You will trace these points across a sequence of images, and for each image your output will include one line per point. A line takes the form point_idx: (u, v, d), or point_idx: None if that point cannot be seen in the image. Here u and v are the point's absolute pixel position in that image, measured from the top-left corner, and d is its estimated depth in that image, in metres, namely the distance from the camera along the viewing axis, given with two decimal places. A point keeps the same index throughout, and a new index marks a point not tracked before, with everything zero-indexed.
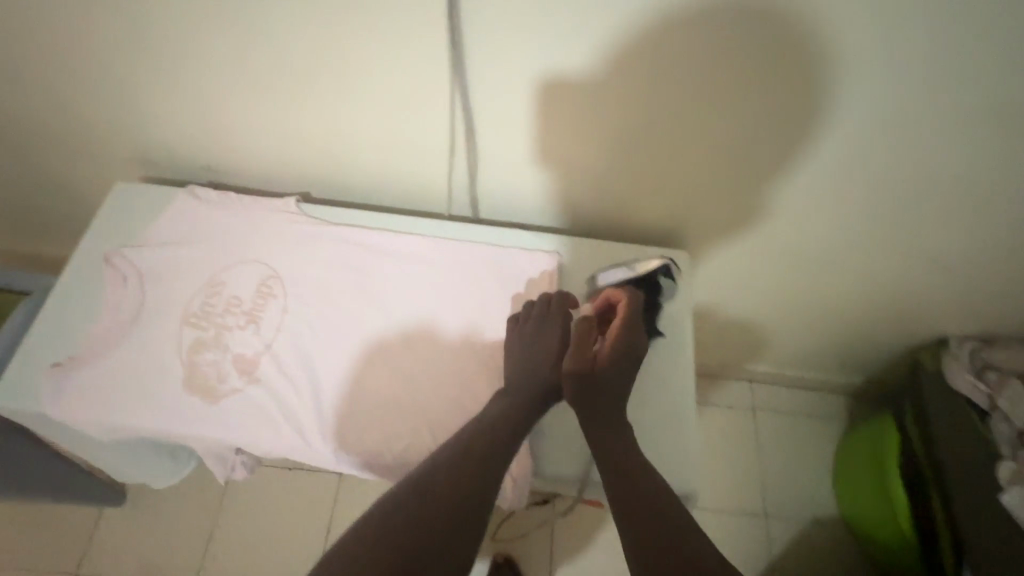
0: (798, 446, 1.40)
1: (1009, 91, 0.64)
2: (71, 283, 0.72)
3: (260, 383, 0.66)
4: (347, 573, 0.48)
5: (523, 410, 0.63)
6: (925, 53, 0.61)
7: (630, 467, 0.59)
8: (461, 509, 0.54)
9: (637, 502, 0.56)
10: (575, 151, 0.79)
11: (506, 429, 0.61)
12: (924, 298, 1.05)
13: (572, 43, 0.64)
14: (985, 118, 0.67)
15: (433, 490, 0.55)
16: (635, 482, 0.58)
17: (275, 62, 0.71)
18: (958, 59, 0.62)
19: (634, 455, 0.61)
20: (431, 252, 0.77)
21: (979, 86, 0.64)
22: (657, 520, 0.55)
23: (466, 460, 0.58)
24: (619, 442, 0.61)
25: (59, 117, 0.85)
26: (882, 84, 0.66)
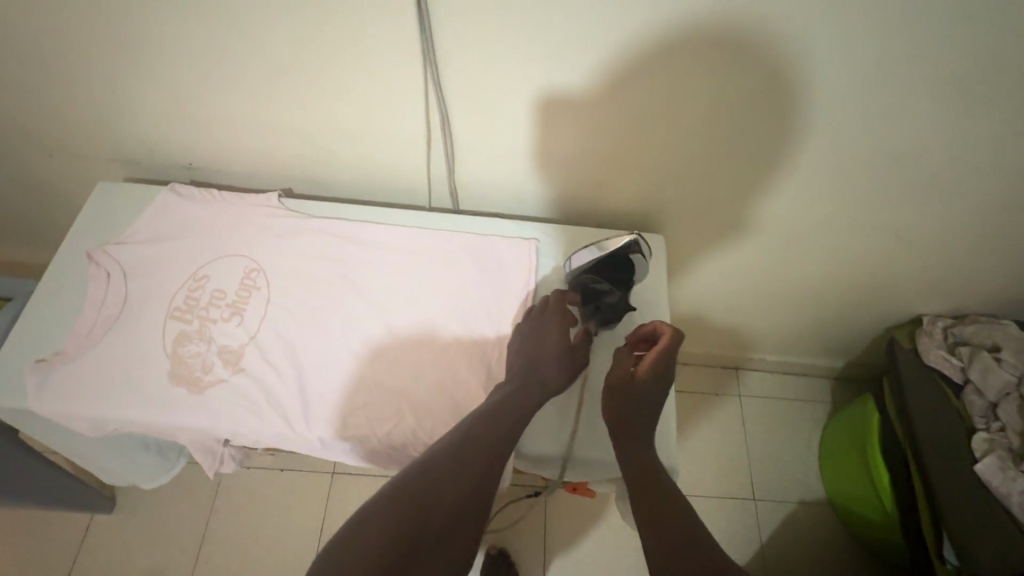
0: (784, 429, 1.43)
1: (964, 75, 0.66)
2: (54, 281, 0.73)
3: (244, 373, 0.67)
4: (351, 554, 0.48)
5: (520, 403, 0.62)
6: (882, 38, 0.63)
7: (640, 463, 0.61)
8: (457, 503, 0.54)
9: (648, 491, 0.58)
10: (551, 142, 0.81)
11: (497, 419, 0.61)
12: (897, 279, 1.08)
13: (541, 38, 0.66)
14: (943, 103, 0.70)
15: (434, 479, 0.55)
16: (642, 476, 0.60)
17: (252, 60, 0.72)
18: (913, 45, 0.64)
19: (646, 450, 0.63)
20: (412, 242, 0.78)
21: (935, 70, 0.66)
22: (665, 508, 0.56)
23: (461, 452, 0.57)
24: (633, 440, 0.63)
25: (38, 118, 0.85)
26: (843, 70, 0.68)
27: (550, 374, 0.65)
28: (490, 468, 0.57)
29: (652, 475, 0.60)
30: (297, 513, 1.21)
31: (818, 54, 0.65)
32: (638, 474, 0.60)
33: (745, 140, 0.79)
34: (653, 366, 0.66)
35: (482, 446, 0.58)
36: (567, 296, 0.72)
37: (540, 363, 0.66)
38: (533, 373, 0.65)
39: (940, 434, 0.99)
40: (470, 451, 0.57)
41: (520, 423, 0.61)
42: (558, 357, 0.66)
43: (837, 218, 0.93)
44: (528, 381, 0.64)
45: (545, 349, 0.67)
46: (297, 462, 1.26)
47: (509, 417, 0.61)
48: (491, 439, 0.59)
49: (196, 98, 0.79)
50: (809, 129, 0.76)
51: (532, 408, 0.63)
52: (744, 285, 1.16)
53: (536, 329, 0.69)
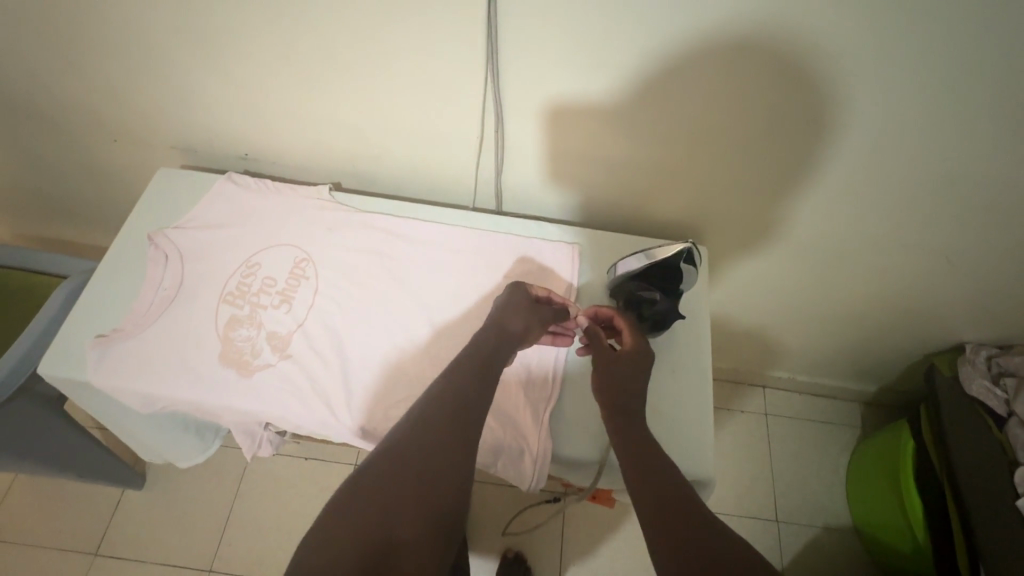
0: (811, 452, 1.40)
1: None
2: (117, 261, 0.76)
3: (291, 358, 0.69)
4: (351, 523, 0.45)
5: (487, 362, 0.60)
6: (949, 63, 0.62)
7: (641, 440, 0.59)
8: (436, 471, 0.50)
9: (650, 479, 0.54)
10: (600, 148, 0.82)
11: (466, 379, 0.58)
12: (943, 305, 1.05)
13: (604, 42, 0.66)
14: (1009, 127, 0.68)
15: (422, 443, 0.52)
16: (645, 450, 0.58)
17: (315, 53, 0.74)
18: (981, 71, 0.62)
19: (647, 439, 0.59)
20: (455, 240, 0.79)
21: (1002, 95, 0.64)
22: (670, 499, 0.52)
23: (445, 414, 0.54)
24: (624, 409, 0.62)
25: (107, 104, 0.89)
26: (906, 91, 0.66)
27: (516, 328, 0.65)
28: (469, 435, 0.53)
29: (656, 467, 0.56)
30: (318, 503, 1.22)
31: (877, 77, 0.65)
32: (637, 462, 0.56)
33: (790, 155, 0.79)
34: (632, 341, 0.67)
35: (456, 418, 0.54)
36: (521, 285, 0.71)
37: (507, 318, 0.66)
38: (499, 323, 0.66)
39: (979, 464, 0.96)
40: (449, 418, 0.54)
41: (489, 381, 0.59)
42: (523, 310, 0.67)
43: (883, 240, 0.91)
44: (495, 336, 0.64)
45: (514, 303, 0.68)
46: (323, 452, 1.28)
47: (477, 380, 0.58)
48: (465, 411, 0.55)
49: (259, 94, 0.82)
50: (861, 151, 0.75)
51: (496, 356, 0.62)
52: (782, 302, 1.14)
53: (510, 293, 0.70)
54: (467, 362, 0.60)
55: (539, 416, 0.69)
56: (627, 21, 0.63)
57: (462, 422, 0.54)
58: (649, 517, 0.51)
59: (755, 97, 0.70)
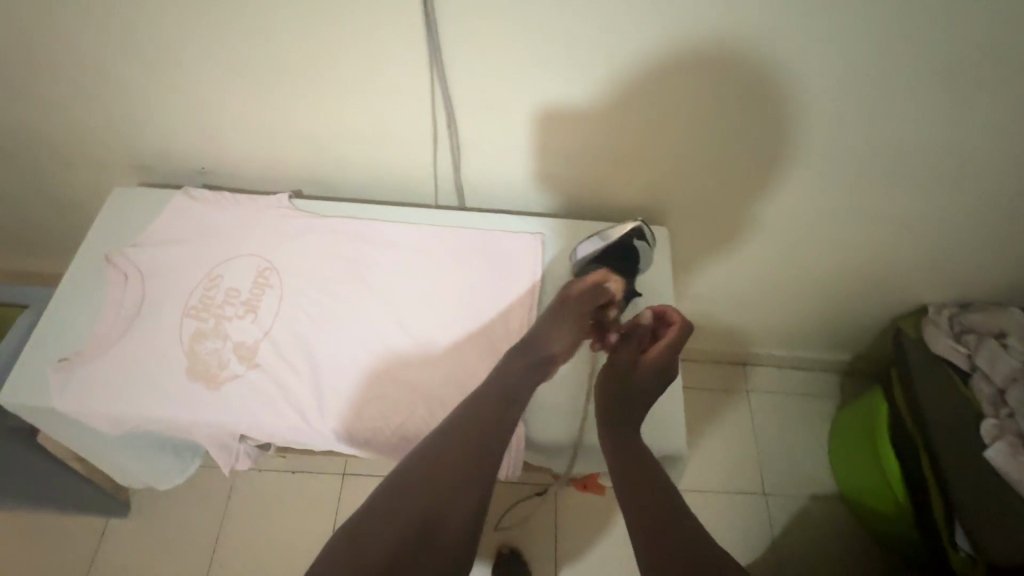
0: (792, 424, 1.43)
1: (957, 56, 0.67)
2: (73, 284, 0.74)
3: (259, 368, 0.69)
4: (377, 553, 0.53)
5: (508, 380, 0.65)
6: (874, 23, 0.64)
7: (633, 450, 0.63)
8: (447, 497, 0.56)
9: (643, 500, 0.60)
10: (556, 137, 0.82)
11: (485, 403, 0.62)
12: (904, 270, 1.07)
13: (542, 26, 0.67)
14: (936, 85, 0.71)
15: (431, 470, 0.57)
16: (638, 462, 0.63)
17: (257, 58, 0.73)
18: (903, 29, 0.65)
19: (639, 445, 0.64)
20: (420, 239, 0.80)
21: (927, 52, 0.67)
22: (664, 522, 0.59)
23: (454, 437, 0.59)
24: (623, 416, 0.66)
25: (53, 127, 0.87)
26: (838, 55, 0.68)
27: (556, 348, 0.68)
28: (478, 461, 0.58)
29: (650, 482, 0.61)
30: (309, 514, 1.22)
31: (814, 47, 0.67)
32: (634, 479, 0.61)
33: (741, 137, 0.80)
34: (659, 358, 0.69)
35: (468, 444, 0.59)
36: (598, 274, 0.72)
37: (555, 334, 0.68)
38: (541, 339, 0.68)
39: (950, 423, 1.00)
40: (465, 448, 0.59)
41: (509, 410, 0.62)
42: (574, 326, 0.68)
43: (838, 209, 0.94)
44: (526, 354, 0.67)
45: (567, 317, 0.69)
46: (309, 464, 1.27)
47: (493, 401, 0.62)
48: (482, 443, 0.59)
49: (209, 105, 0.81)
50: (809, 124, 0.77)
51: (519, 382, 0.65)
52: (753, 282, 1.16)
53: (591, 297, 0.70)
54: (489, 390, 0.64)
55: None
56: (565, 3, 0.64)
57: (470, 447, 0.59)
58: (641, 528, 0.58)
59: (698, 83, 0.73)
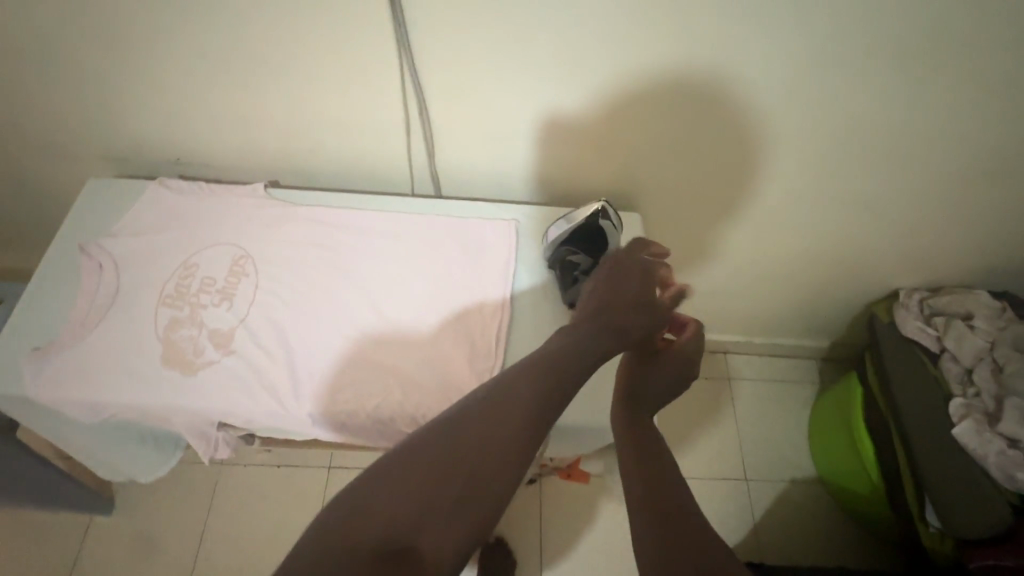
0: (772, 411, 1.46)
1: (909, 34, 0.70)
2: (46, 274, 0.74)
3: (236, 354, 0.69)
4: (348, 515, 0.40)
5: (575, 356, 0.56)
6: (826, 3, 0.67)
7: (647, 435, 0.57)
8: (475, 474, 0.44)
9: (654, 485, 0.51)
10: (527, 124, 0.83)
11: (543, 377, 0.52)
12: (874, 255, 1.10)
13: (505, 16, 0.68)
14: (889, 65, 0.74)
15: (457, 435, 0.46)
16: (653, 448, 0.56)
17: (228, 48, 0.74)
18: (852, 10, 0.67)
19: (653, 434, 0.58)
20: (396, 227, 0.80)
21: (877, 31, 0.69)
22: (675, 504, 0.50)
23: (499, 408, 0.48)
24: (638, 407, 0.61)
25: (26, 120, 0.87)
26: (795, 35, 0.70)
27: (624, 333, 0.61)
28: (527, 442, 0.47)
29: (660, 468, 0.54)
30: (294, 507, 1.23)
31: (771, 27, 0.69)
32: (637, 460, 0.55)
33: (704, 120, 0.83)
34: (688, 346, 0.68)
35: (516, 418, 0.48)
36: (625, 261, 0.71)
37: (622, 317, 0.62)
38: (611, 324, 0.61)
39: (921, 403, 1.03)
40: (508, 420, 0.48)
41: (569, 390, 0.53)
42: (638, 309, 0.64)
43: (808, 194, 0.96)
44: (602, 338, 0.59)
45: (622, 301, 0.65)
46: (294, 458, 1.28)
47: (550, 380, 0.52)
48: (535, 423, 0.48)
49: (182, 96, 0.81)
50: (770, 105, 0.80)
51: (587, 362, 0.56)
52: (729, 271, 1.17)
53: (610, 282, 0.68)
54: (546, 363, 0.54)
55: None
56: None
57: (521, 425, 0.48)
58: (651, 511, 0.49)
59: (660, 68, 0.75)
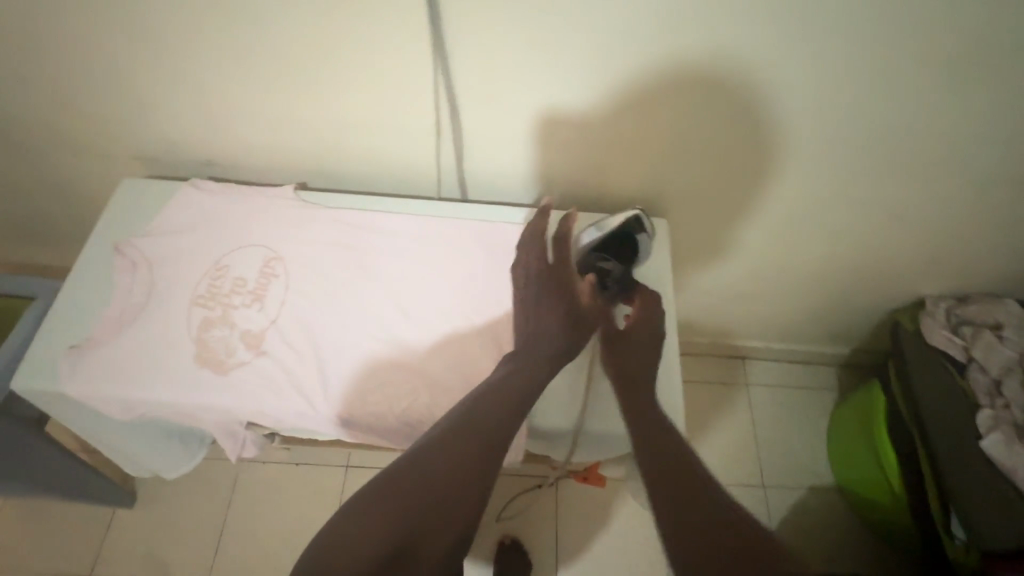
0: (790, 417, 1.44)
1: (949, 40, 0.68)
2: (81, 273, 0.75)
3: (267, 355, 0.70)
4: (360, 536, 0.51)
5: (520, 383, 0.64)
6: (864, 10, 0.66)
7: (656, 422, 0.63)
8: (450, 493, 0.55)
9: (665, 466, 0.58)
10: (556, 128, 0.83)
11: (501, 404, 0.61)
12: (900, 262, 1.08)
13: (541, 22, 0.68)
14: (926, 71, 0.73)
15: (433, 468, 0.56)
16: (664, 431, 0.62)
17: (262, 49, 0.74)
18: (891, 16, 0.66)
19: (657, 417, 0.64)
20: (423, 230, 0.81)
21: (915, 37, 0.69)
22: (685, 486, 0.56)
23: (467, 436, 0.58)
24: (635, 389, 0.67)
25: (60, 119, 0.88)
26: (831, 41, 0.70)
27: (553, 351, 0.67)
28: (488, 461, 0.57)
29: (669, 451, 0.60)
30: (312, 505, 1.24)
31: (810, 32, 0.69)
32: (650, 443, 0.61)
33: (733, 127, 0.82)
34: (639, 320, 0.73)
35: (481, 441, 0.58)
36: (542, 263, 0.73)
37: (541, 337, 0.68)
38: (537, 347, 0.67)
39: (945, 413, 1.02)
40: (460, 455, 0.57)
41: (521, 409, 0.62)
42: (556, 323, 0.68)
43: (835, 201, 0.95)
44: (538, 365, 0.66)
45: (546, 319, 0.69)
46: (312, 456, 1.29)
47: (505, 405, 0.61)
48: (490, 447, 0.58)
49: (214, 97, 0.82)
50: (801, 111, 0.79)
51: (529, 386, 0.64)
52: (751, 276, 1.17)
53: (544, 277, 0.71)
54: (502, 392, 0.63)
55: None
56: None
57: (486, 446, 0.58)
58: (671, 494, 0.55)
59: (692, 76, 0.75)
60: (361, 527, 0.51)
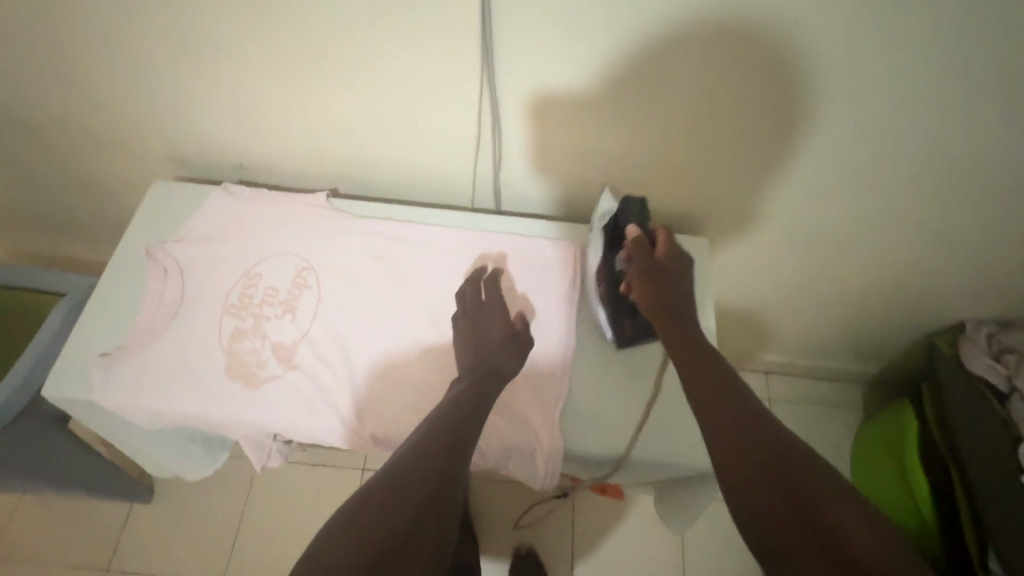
0: (814, 436, 1.41)
1: None
2: (113, 277, 0.74)
3: (298, 369, 0.69)
4: (353, 539, 0.48)
5: (481, 384, 0.63)
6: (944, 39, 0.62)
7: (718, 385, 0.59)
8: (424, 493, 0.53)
9: (739, 432, 0.54)
10: (599, 143, 0.80)
11: (467, 402, 0.61)
12: (945, 286, 1.05)
13: (595, 35, 0.65)
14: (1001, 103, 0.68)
15: (406, 469, 0.54)
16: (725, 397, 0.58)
17: (302, 54, 0.72)
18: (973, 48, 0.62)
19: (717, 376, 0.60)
20: (457, 243, 0.79)
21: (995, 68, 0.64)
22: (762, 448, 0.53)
23: (436, 437, 0.57)
24: (677, 321, 0.66)
25: (93, 116, 0.87)
26: (903, 71, 0.65)
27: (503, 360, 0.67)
28: (456, 457, 0.56)
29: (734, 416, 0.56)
30: (329, 508, 1.23)
31: (884, 62, 0.64)
32: (719, 410, 0.56)
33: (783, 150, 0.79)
34: (667, 251, 0.70)
35: (450, 439, 0.57)
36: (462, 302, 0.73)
37: (484, 352, 0.67)
38: (483, 360, 0.66)
39: (982, 444, 0.98)
40: (433, 457, 0.55)
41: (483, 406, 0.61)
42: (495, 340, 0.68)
43: (883, 225, 0.91)
44: (488, 375, 0.65)
45: (485, 337, 0.68)
46: (331, 458, 1.28)
47: (469, 403, 0.61)
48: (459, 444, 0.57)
49: (250, 100, 0.80)
50: (859, 137, 0.75)
51: (484, 390, 0.63)
52: (784, 293, 1.13)
53: (478, 315, 0.71)
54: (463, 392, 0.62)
55: (550, 413, 0.68)
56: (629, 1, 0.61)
57: (454, 444, 0.57)
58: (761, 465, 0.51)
59: (747, 99, 0.71)
60: (350, 530, 0.49)
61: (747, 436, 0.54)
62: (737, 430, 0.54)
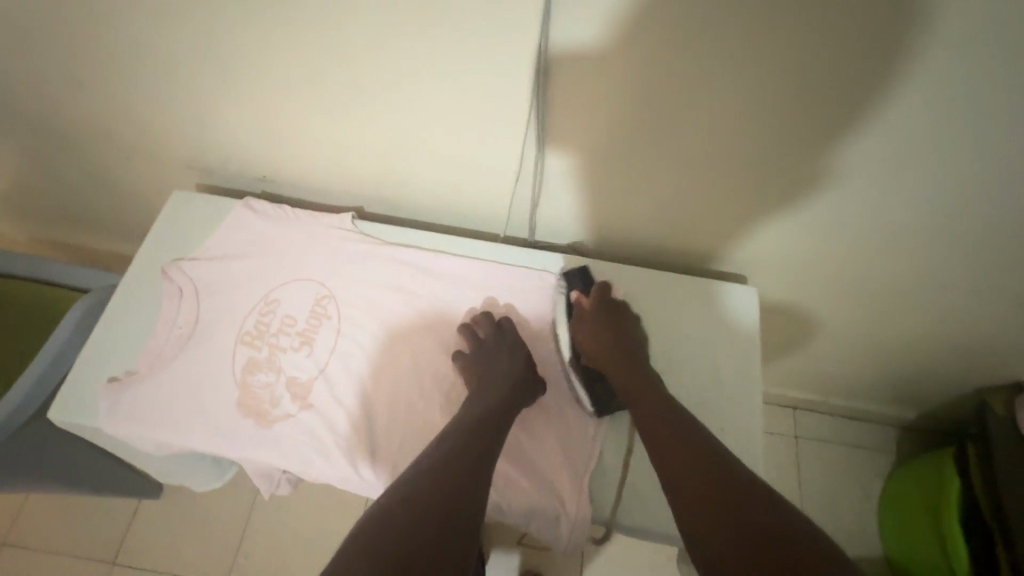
0: (844, 480, 1.34)
1: None
2: (129, 296, 0.71)
3: (312, 409, 0.65)
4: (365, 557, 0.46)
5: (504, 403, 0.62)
6: None
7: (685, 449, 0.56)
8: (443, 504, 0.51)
9: (708, 496, 0.52)
10: (648, 181, 0.74)
11: (492, 420, 0.59)
12: (1008, 346, 0.97)
13: (660, 74, 0.59)
14: None
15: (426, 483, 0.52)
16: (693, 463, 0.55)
17: (337, 73, 0.67)
18: None
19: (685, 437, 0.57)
20: (485, 277, 0.74)
21: None
22: (735, 513, 0.50)
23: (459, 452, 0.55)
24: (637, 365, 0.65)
25: (117, 119, 0.84)
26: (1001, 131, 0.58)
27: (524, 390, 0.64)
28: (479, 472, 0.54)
29: (704, 478, 0.53)
30: (337, 522, 1.20)
31: (982, 125, 0.57)
32: (687, 477, 0.54)
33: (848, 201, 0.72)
34: (600, 300, 0.70)
35: (473, 455, 0.55)
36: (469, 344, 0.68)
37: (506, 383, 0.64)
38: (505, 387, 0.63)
39: None
40: (452, 471, 0.53)
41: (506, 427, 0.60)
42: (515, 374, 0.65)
43: (950, 281, 0.84)
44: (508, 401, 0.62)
45: (507, 368, 0.65)
46: None
47: (494, 421, 0.60)
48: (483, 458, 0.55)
49: (280, 114, 0.76)
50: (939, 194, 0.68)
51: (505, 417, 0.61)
52: (828, 337, 1.06)
53: (494, 351, 0.66)
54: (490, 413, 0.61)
55: (577, 475, 0.64)
56: (707, 42, 0.54)
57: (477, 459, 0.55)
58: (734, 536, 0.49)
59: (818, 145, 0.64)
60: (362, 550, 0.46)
61: (717, 503, 0.51)
62: (707, 496, 0.52)
